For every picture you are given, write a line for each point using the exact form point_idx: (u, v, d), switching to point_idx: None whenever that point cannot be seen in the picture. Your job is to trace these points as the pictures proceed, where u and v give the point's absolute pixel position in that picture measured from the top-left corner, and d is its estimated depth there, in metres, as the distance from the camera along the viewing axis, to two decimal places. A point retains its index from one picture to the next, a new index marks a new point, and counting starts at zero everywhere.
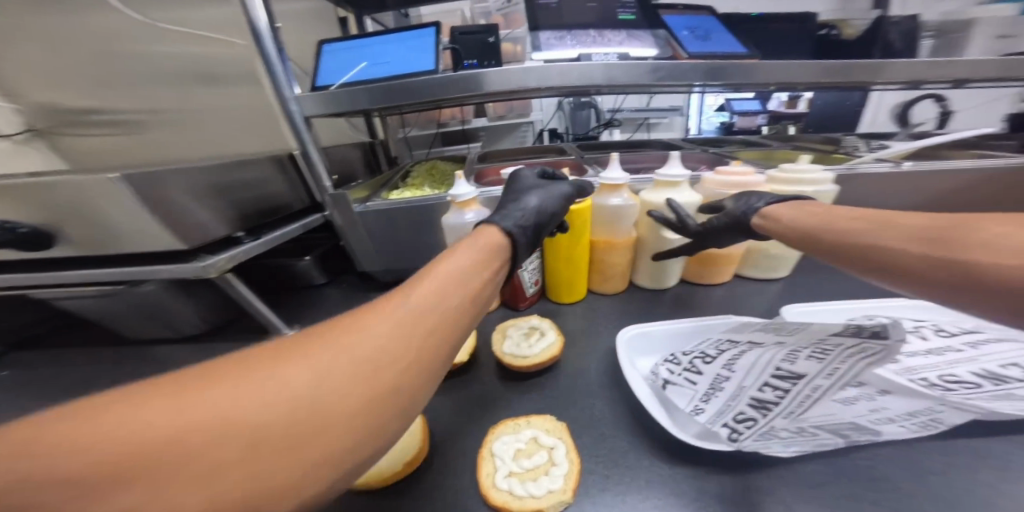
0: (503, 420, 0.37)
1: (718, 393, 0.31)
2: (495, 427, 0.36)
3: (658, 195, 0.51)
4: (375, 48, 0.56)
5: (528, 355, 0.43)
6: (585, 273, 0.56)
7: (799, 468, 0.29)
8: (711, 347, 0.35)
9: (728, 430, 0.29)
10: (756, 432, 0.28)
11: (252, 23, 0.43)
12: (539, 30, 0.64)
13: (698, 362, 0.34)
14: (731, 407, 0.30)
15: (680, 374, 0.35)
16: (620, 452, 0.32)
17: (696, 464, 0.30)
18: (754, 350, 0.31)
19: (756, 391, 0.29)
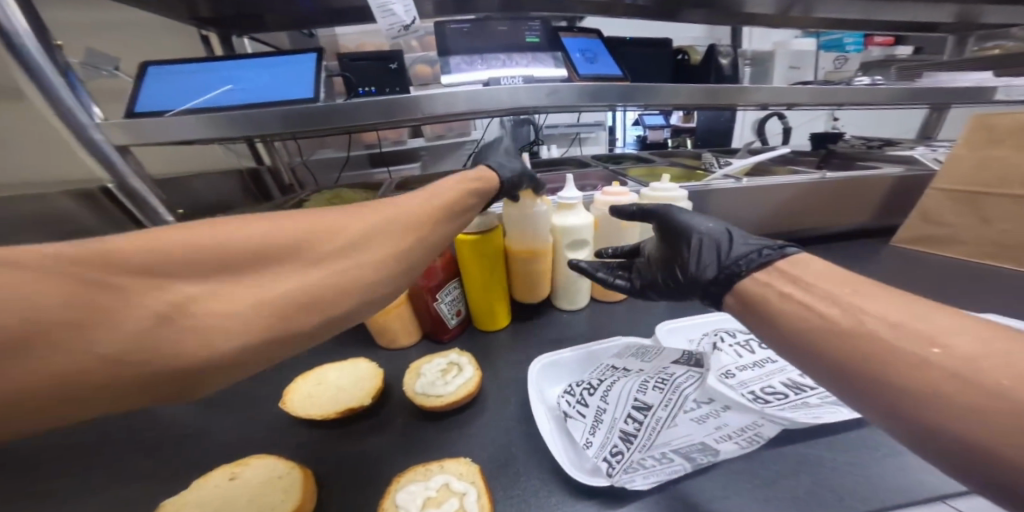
0: (413, 465, 0.33)
1: (601, 424, 0.32)
2: (401, 475, 0.31)
3: (558, 217, 0.53)
4: (240, 74, 0.51)
5: (443, 394, 0.39)
6: (502, 300, 0.54)
7: (701, 480, 0.29)
8: (598, 377, 0.37)
9: (606, 464, 0.29)
10: (624, 466, 0.28)
11: (16, 40, 0.40)
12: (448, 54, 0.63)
13: (588, 393, 0.36)
14: (612, 437, 0.30)
15: (576, 405, 0.35)
16: (532, 492, 0.29)
17: (608, 493, 0.28)
18: (624, 380, 0.34)
19: (623, 423, 0.31)
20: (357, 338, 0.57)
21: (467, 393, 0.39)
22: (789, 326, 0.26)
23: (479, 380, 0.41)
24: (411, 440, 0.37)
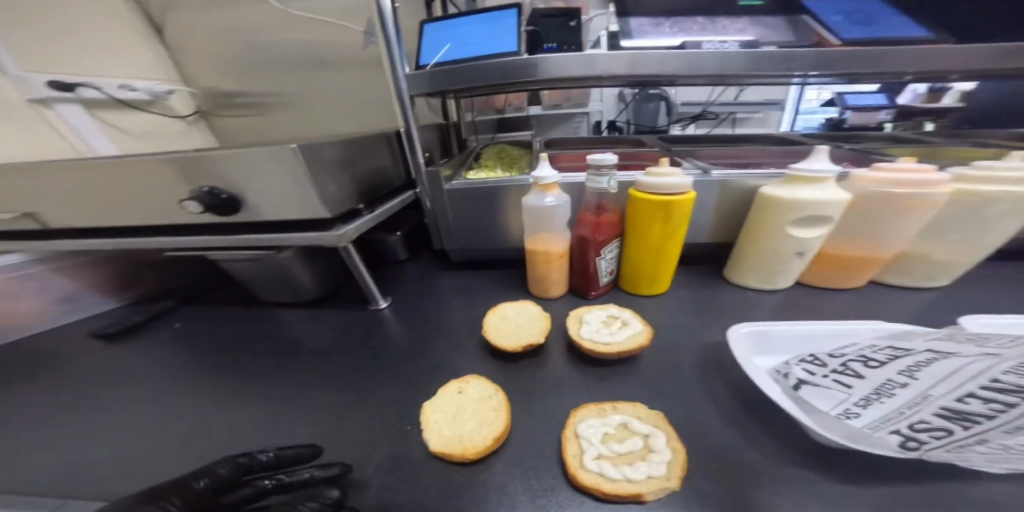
0: (584, 405, 0.38)
1: (884, 401, 0.30)
2: (579, 411, 0.37)
3: (788, 190, 0.45)
4: (461, 31, 0.65)
5: (610, 343, 0.44)
6: (670, 268, 0.53)
7: (892, 485, 0.29)
8: (878, 354, 0.34)
9: (903, 438, 0.27)
10: (948, 444, 0.26)
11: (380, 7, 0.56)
12: (630, 14, 0.61)
13: (860, 365, 0.34)
14: (904, 415, 0.29)
15: (823, 376, 0.34)
16: (698, 442, 0.33)
17: (778, 462, 0.31)
18: (948, 361, 0.31)
19: (953, 401, 0.27)
20: (511, 283, 0.67)
21: (640, 344, 0.43)
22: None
23: (650, 332, 0.44)
24: (573, 380, 0.44)
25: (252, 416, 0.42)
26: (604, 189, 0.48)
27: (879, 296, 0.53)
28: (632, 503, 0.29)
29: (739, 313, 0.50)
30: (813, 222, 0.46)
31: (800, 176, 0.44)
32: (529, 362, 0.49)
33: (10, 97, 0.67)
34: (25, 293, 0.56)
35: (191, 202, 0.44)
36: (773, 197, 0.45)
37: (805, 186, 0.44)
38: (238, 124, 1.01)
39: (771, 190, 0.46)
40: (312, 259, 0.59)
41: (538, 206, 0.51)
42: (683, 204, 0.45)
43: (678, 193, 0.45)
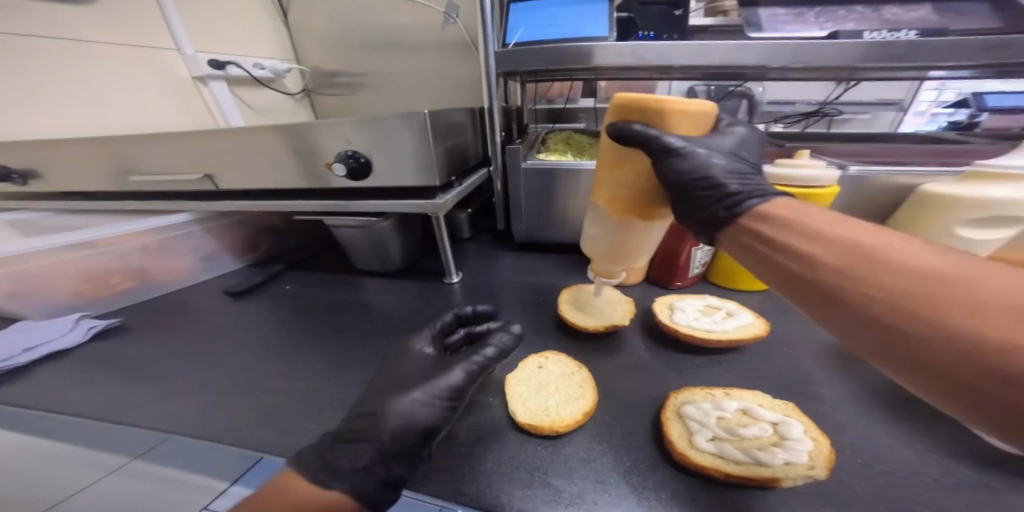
0: (684, 388, 0.39)
1: None
2: (682, 394, 0.37)
3: (962, 187, 0.40)
4: (548, 11, 0.63)
5: (709, 331, 0.43)
6: None
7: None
8: None
9: None
10: None
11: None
12: (757, 5, 0.57)
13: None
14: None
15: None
16: (804, 443, 0.32)
17: (888, 474, 0.30)
18: None
19: None
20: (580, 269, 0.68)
21: (750, 335, 0.42)
22: (875, 271, 0.24)
23: (765, 325, 0.44)
24: (657, 367, 0.43)
25: (351, 364, 0.46)
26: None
27: None
28: (765, 487, 0.30)
29: None
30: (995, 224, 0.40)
31: (978, 174, 0.40)
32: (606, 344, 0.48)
33: (183, 74, 0.82)
34: (182, 249, 0.64)
35: (336, 163, 0.49)
36: (942, 198, 0.41)
37: (982, 185, 0.39)
38: (333, 104, 1.11)
39: (941, 189, 0.42)
40: (399, 230, 0.63)
41: None
42: (823, 197, 0.42)
43: (821, 186, 0.42)
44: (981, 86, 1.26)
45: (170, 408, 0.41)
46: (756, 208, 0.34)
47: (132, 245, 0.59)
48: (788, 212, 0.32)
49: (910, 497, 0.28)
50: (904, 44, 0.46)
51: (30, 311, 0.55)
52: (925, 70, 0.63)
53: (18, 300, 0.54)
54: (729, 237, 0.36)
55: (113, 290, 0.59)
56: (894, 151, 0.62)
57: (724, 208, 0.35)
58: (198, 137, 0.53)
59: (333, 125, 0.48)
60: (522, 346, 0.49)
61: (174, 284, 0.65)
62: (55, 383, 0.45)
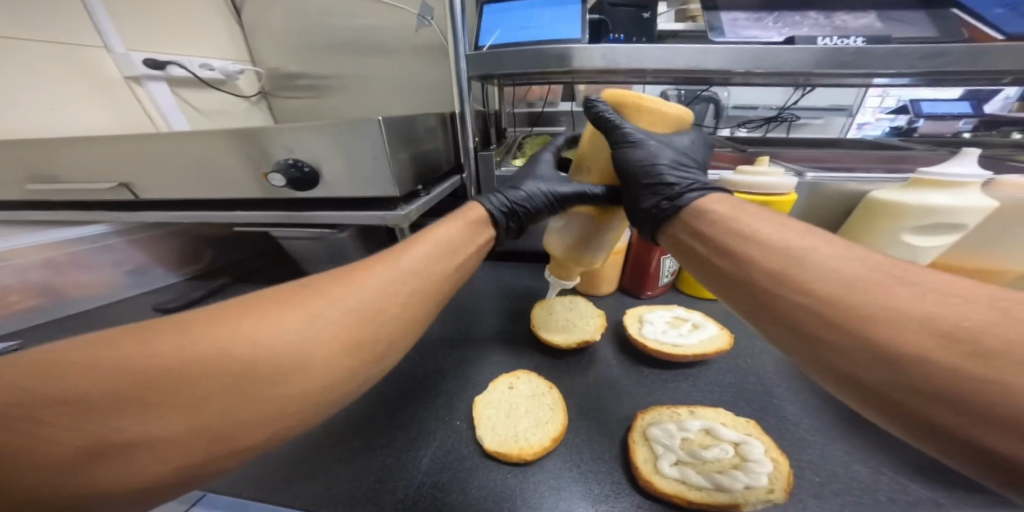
0: (652, 407, 0.37)
1: None
2: (649, 414, 0.36)
3: (908, 195, 0.41)
4: (521, 12, 0.62)
5: (678, 344, 0.42)
6: None
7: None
8: None
9: None
10: None
11: None
12: (721, 9, 0.56)
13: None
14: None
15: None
16: (775, 463, 0.31)
17: (856, 491, 0.29)
18: None
19: None
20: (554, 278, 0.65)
21: (715, 350, 0.41)
22: (811, 275, 0.23)
23: (730, 337, 0.43)
24: (626, 384, 0.41)
25: None
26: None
27: None
28: None
29: None
30: (940, 230, 0.41)
31: (923, 181, 0.40)
32: (578, 359, 0.46)
33: (110, 73, 0.74)
34: (99, 264, 0.57)
35: (275, 173, 0.45)
36: (891, 203, 0.42)
37: (927, 193, 0.40)
38: (294, 105, 1.05)
39: (887, 196, 0.42)
40: (361, 242, 0.58)
41: None
42: (784, 205, 0.42)
43: (783, 192, 0.42)
44: (916, 94, 1.36)
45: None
46: (693, 202, 0.33)
47: (32, 259, 0.51)
48: (726, 210, 0.30)
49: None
50: (855, 51, 0.47)
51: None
52: (869, 78, 0.66)
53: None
54: (669, 232, 0.34)
55: (12, 310, 0.51)
56: (854, 155, 0.63)
57: (666, 199, 0.34)
58: (110, 142, 0.48)
59: (274, 129, 0.44)
60: (490, 365, 0.46)
61: (91, 301, 0.59)
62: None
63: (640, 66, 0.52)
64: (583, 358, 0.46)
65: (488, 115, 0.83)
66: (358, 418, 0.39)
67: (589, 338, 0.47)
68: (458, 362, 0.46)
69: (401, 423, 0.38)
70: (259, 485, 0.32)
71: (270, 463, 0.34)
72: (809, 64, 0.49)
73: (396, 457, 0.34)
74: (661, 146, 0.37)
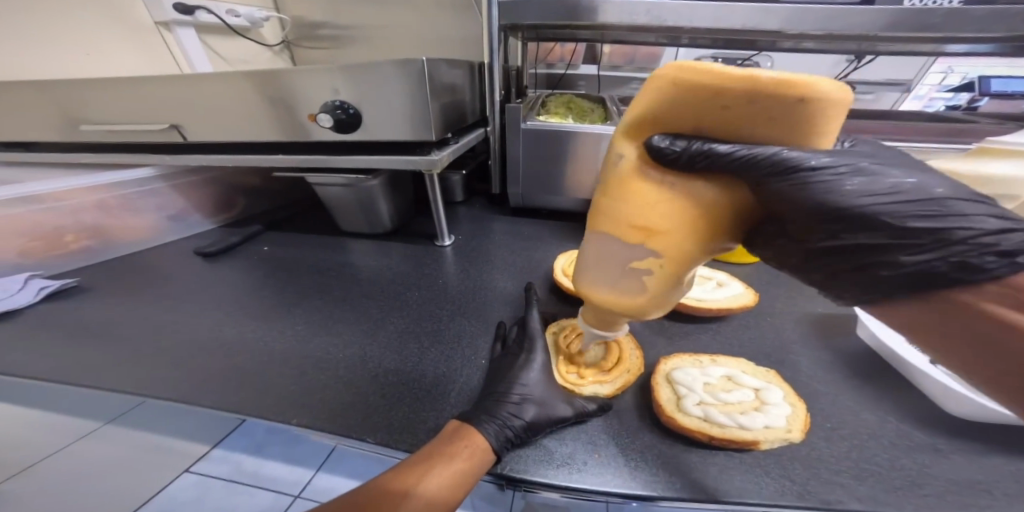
0: (678, 354, 0.39)
1: None
2: (674, 360, 0.37)
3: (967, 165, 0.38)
4: None
5: (702, 300, 0.42)
6: None
7: (991, 462, 0.28)
8: None
9: None
10: None
11: None
12: None
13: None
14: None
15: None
16: (789, 406, 0.32)
17: (863, 434, 0.30)
18: None
19: None
20: (574, 235, 0.66)
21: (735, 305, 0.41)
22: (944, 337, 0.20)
23: (755, 296, 0.43)
24: (640, 333, 0.43)
25: (331, 323, 0.44)
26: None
27: None
28: (743, 450, 0.29)
29: (822, 289, 0.48)
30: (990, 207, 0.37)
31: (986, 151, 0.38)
32: None
33: (142, 17, 0.74)
34: (145, 207, 0.59)
35: (321, 113, 0.44)
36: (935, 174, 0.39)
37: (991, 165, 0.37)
38: (318, 58, 1.04)
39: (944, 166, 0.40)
40: (389, 190, 0.59)
41: None
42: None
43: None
44: (988, 71, 1.25)
45: (123, 367, 0.37)
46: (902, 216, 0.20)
47: (84, 200, 0.53)
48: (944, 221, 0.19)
49: (879, 461, 0.28)
50: (936, 12, 0.43)
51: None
52: (947, 43, 0.60)
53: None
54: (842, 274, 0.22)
55: (69, 248, 0.53)
56: (909, 125, 0.60)
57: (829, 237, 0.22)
58: (148, 82, 0.48)
59: (321, 69, 0.43)
60: (507, 311, 0.47)
61: (137, 245, 0.60)
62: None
63: (688, 23, 0.50)
64: None
65: (513, 72, 0.81)
66: (388, 351, 0.40)
67: None
68: (478, 307, 0.48)
69: (432, 358, 0.39)
70: (292, 397, 0.34)
71: (304, 381, 0.36)
72: (869, 24, 0.45)
73: (429, 388, 0.35)
74: (839, 170, 0.21)
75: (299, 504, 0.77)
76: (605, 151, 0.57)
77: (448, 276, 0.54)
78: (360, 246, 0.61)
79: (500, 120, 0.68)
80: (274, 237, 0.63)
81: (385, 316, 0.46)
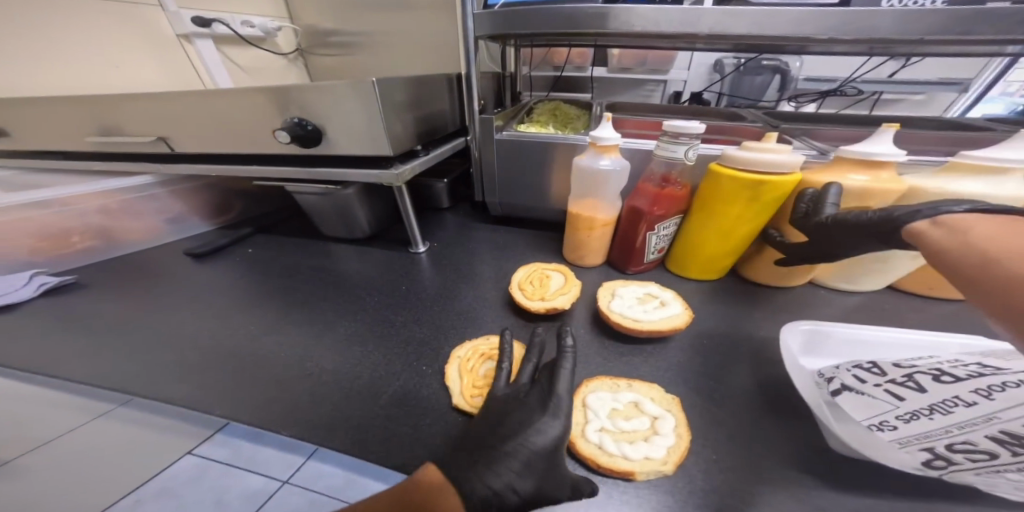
0: (601, 375, 0.39)
1: (927, 419, 0.28)
2: (593, 382, 0.37)
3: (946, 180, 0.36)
4: None
5: (640, 320, 0.41)
6: (732, 256, 0.48)
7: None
8: (946, 372, 0.31)
9: (928, 456, 0.27)
10: (982, 469, 0.25)
11: None
12: None
13: (927, 378, 0.31)
14: (948, 433, 0.27)
15: (876, 384, 0.31)
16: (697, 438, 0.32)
17: (757, 473, 0.30)
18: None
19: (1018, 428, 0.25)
20: (545, 245, 0.66)
21: (672, 326, 0.40)
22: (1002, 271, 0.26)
23: (690, 318, 0.41)
24: (579, 348, 0.43)
25: (290, 323, 0.47)
26: (678, 160, 0.42)
27: (979, 323, 0.43)
28: (624, 479, 0.30)
29: (780, 311, 0.46)
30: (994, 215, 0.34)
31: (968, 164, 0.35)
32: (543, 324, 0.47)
33: (166, 32, 0.82)
34: (145, 211, 0.65)
35: (280, 130, 0.47)
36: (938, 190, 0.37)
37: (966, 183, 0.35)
38: (330, 65, 1.09)
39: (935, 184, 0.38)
40: (364, 199, 0.62)
41: (590, 168, 0.49)
42: (785, 185, 0.39)
43: (785, 172, 0.39)
44: None
45: (102, 356, 0.42)
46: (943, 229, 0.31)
47: (88, 206, 0.60)
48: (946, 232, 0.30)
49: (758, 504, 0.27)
50: (923, 17, 0.39)
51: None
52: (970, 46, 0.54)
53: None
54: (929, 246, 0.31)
55: (73, 248, 0.60)
56: (916, 137, 0.55)
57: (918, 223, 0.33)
58: (144, 100, 0.53)
59: (284, 88, 0.46)
60: (459, 318, 0.48)
61: (140, 245, 0.67)
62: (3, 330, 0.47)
63: (655, 30, 0.47)
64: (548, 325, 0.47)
65: (503, 79, 0.82)
66: (335, 351, 0.42)
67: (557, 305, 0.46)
68: (431, 313, 0.49)
69: (375, 359, 0.41)
70: (234, 392, 0.37)
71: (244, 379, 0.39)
72: (861, 25, 0.41)
73: (362, 390, 0.37)
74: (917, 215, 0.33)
75: (287, 489, 0.83)
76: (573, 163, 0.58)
77: (411, 281, 0.56)
78: (340, 250, 0.65)
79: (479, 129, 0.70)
80: (263, 240, 0.68)
81: (342, 317, 0.48)
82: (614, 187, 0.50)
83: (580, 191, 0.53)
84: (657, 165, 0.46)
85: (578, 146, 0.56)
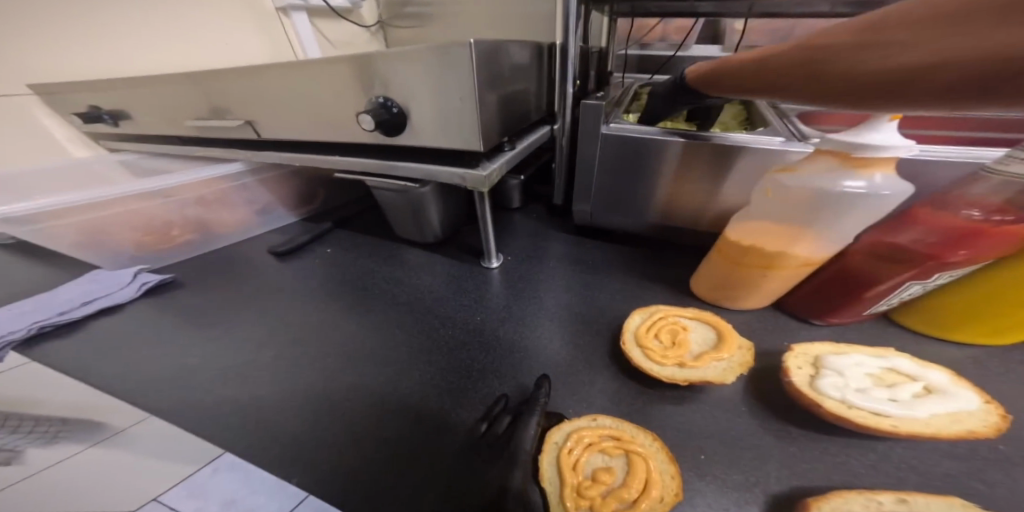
0: (839, 489, 0.26)
1: None
2: (836, 498, 0.25)
3: None
4: None
5: (885, 417, 0.26)
6: None
7: None
8: None
9: None
10: None
11: None
12: None
13: None
14: None
15: None
16: None
17: None
18: None
19: None
20: (652, 263, 0.52)
21: (958, 431, 0.26)
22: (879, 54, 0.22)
23: (993, 429, 0.25)
24: (750, 434, 0.31)
25: (378, 354, 0.41)
26: None
27: None
28: None
29: None
30: None
31: None
32: (668, 389, 0.35)
33: (265, 5, 0.79)
34: (238, 202, 0.63)
35: (363, 113, 0.38)
36: None
37: None
38: (408, 39, 1.01)
39: None
40: (440, 198, 0.53)
41: (816, 183, 0.32)
42: None
43: None
44: None
45: (174, 372, 0.39)
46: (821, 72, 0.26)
47: (188, 197, 0.57)
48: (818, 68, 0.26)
49: None
50: None
51: (100, 261, 0.55)
52: None
53: (85, 249, 0.54)
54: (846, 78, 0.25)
55: (176, 241, 0.59)
56: None
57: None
58: (225, 79, 0.47)
59: (368, 58, 0.37)
60: (563, 373, 0.37)
61: (232, 238, 0.65)
62: (98, 329, 0.46)
63: None
64: (675, 392, 0.35)
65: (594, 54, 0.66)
66: (406, 412, 0.34)
67: (702, 375, 0.33)
68: (519, 364, 0.38)
69: (453, 432, 0.32)
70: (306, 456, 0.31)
71: (314, 433, 0.33)
72: None
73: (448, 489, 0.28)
74: None
75: None
76: (702, 165, 0.42)
77: (487, 307, 0.46)
78: (407, 255, 0.58)
79: (573, 116, 0.57)
80: (331, 238, 0.64)
81: (416, 355, 0.40)
82: (862, 217, 0.32)
83: (786, 219, 0.35)
84: (982, 188, 0.27)
85: (719, 141, 0.41)
